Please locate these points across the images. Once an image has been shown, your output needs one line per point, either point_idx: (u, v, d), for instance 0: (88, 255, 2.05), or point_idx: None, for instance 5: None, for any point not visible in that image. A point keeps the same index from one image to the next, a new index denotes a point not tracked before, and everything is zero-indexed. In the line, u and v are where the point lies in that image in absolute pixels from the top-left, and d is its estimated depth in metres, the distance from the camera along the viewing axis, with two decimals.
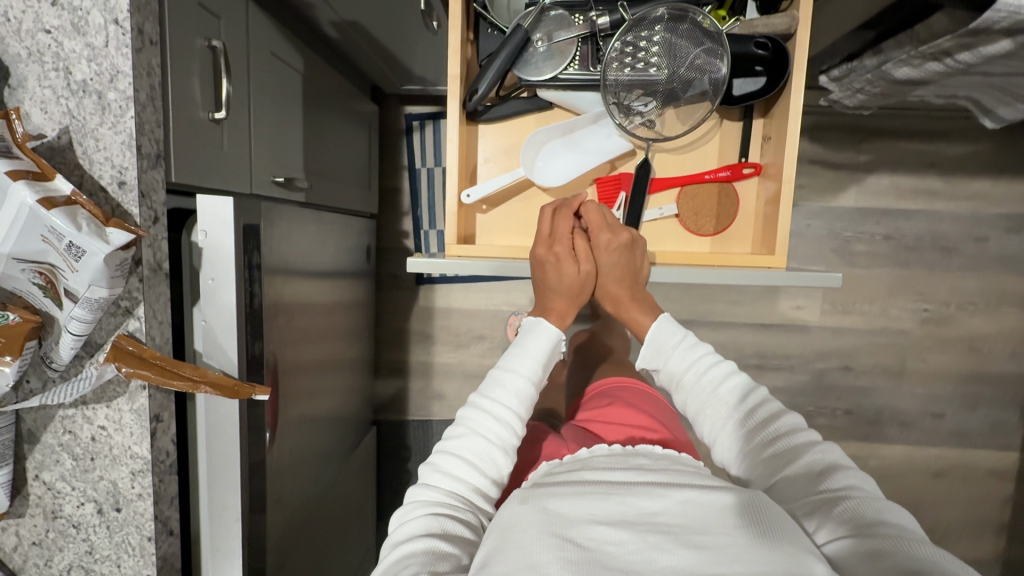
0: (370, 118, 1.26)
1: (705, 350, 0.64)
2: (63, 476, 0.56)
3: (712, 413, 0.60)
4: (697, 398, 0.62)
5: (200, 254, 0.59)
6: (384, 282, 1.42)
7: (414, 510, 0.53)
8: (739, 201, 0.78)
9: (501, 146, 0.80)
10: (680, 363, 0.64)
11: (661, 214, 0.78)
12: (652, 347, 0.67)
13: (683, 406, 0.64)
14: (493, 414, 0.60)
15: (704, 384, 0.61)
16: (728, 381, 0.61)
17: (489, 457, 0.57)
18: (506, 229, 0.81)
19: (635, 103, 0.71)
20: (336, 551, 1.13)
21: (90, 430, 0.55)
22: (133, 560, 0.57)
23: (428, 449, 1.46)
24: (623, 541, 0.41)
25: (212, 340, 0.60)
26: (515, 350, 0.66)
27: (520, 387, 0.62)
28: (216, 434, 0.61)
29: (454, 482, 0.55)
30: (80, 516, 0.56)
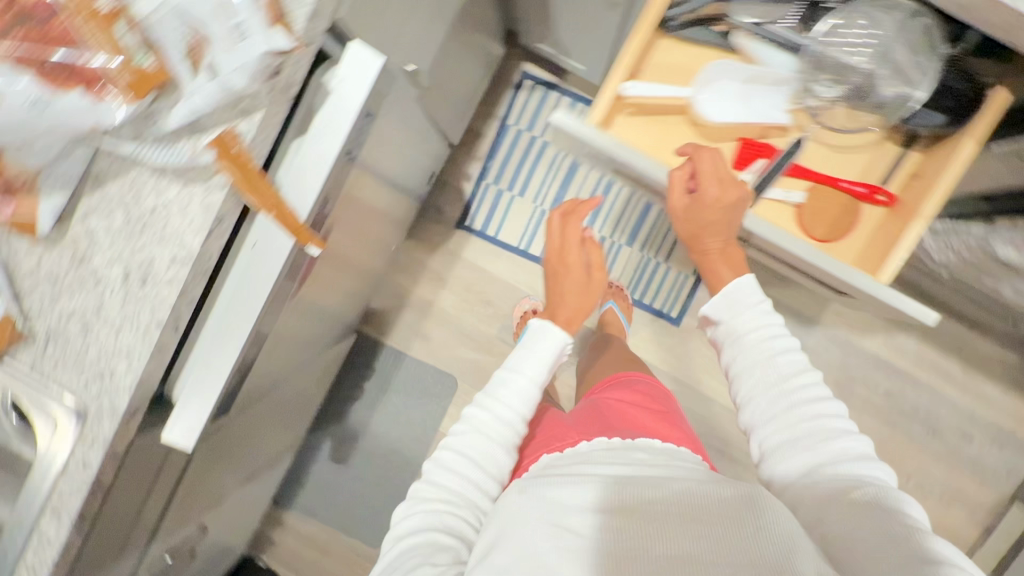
0: (492, 58, 1.26)
1: (745, 341, 0.81)
2: (107, 229, 0.56)
3: (759, 376, 0.78)
4: (752, 359, 0.79)
5: (327, 96, 0.59)
6: (427, 211, 1.43)
7: (418, 501, 0.69)
8: (714, 213, 0.83)
9: (677, 66, 0.88)
10: (743, 325, 0.82)
11: (788, 196, 0.90)
12: (722, 303, 0.84)
13: (734, 361, 0.81)
14: (497, 419, 0.74)
15: (761, 374, 0.78)
16: (787, 355, 0.79)
17: (489, 457, 0.72)
18: (646, 137, 0.90)
19: (817, 86, 0.83)
20: (274, 429, 1.14)
21: (154, 201, 0.55)
22: (131, 337, 0.57)
23: (392, 378, 1.49)
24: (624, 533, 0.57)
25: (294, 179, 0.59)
26: (526, 350, 0.79)
27: (525, 393, 0.76)
28: (254, 266, 0.61)
29: (451, 481, 0.70)
30: (105, 274, 0.57)
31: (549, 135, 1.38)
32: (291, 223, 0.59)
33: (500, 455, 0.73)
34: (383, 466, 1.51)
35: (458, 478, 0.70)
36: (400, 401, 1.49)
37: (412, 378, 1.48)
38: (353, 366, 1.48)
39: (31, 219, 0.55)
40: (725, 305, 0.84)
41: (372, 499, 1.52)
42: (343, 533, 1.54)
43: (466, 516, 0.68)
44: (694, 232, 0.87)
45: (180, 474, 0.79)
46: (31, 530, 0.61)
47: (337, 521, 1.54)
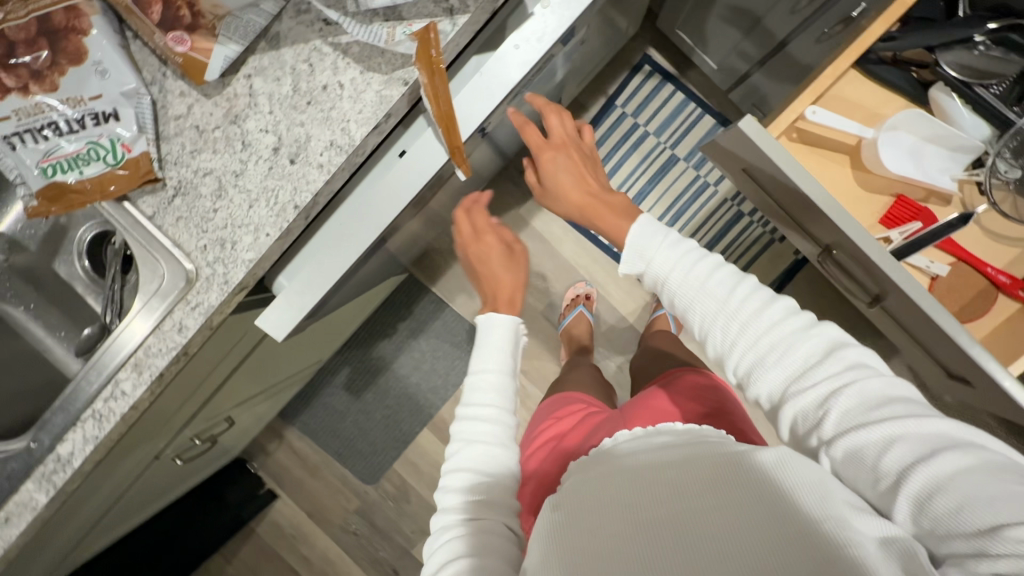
0: (624, 33, 1.21)
1: (670, 283, 0.55)
2: (270, 95, 0.53)
3: (724, 323, 0.52)
4: (694, 298, 0.54)
5: (526, 18, 0.55)
6: (507, 170, 1.39)
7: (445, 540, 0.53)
8: (570, 179, 0.65)
9: (857, 97, 0.75)
10: (668, 261, 0.55)
11: (928, 265, 0.76)
12: (643, 272, 0.57)
13: (685, 307, 0.54)
14: (479, 419, 0.63)
15: (704, 309, 0.53)
16: (717, 269, 0.54)
17: (493, 462, 0.59)
18: (808, 169, 0.76)
19: (1009, 167, 0.71)
20: (314, 343, 1.13)
21: (328, 78, 0.52)
22: (264, 212, 0.55)
23: (427, 324, 1.47)
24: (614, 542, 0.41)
25: (470, 93, 0.56)
26: (486, 355, 0.68)
27: (501, 395, 0.65)
28: (398, 173, 0.57)
29: (464, 504, 0.56)
30: (254, 140, 0.54)
31: (652, 127, 1.33)
32: (455, 143, 0.55)
33: (502, 470, 0.59)
34: (394, 408, 1.51)
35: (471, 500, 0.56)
36: (428, 349, 1.48)
37: (445, 330, 1.47)
38: (392, 302, 1.46)
39: (202, 63, 0.50)
40: (670, 304, 0.57)
41: (375, 436, 1.52)
42: (338, 460, 1.54)
43: (506, 538, 0.53)
44: (582, 202, 0.64)
45: (240, 362, 0.77)
46: (109, 378, 0.59)
47: (334, 448, 1.54)
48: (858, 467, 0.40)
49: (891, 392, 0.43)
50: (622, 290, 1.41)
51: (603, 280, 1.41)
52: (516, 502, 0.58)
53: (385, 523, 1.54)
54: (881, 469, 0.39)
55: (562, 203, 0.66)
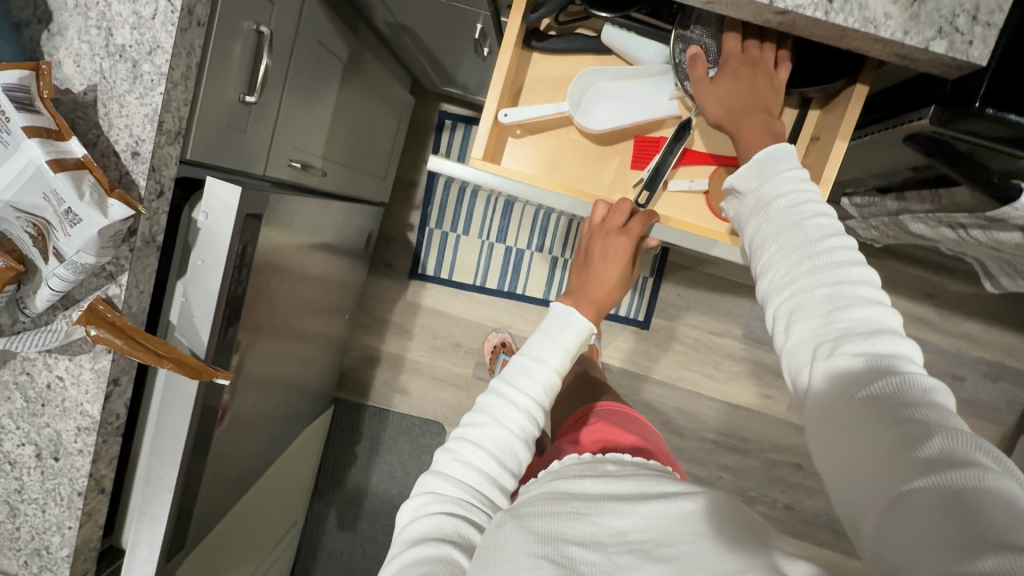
0: (404, 108, 1.25)
1: (772, 209, 0.53)
2: (10, 413, 0.57)
3: (781, 241, 0.51)
4: (775, 225, 0.52)
5: (197, 233, 0.59)
6: (378, 268, 1.43)
7: (431, 500, 0.56)
8: (740, 88, 0.61)
9: (551, 76, 0.75)
10: (773, 190, 0.53)
11: (690, 185, 0.74)
12: (753, 167, 0.56)
13: (753, 234, 0.54)
14: (516, 406, 0.62)
15: (784, 246, 0.50)
16: (817, 219, 0.50)
17: (506, 447, 0.60)
18: (538, 162, 0.77)
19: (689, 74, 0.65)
20: (266, 520, 1.15)
21: (47, 377, 0.56)
22: (58, 510, 0.58)
23: (380, 436, 1.48)
24: (596, 560, 0.45)
25: (187, 318, 0.60)
26: (539, 335, 0.67)
27: (539, 385, 0.64)
28: (168, 409, 0.61)
29: (463, 477, 0.58)
30: (17, 455, 0.57)
31: None
32: (194, 368, 0.57)
33: (505, 453, 0.60)
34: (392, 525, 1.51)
35: (473, 471, 0.58)
36: (394, 458, 1.49)
37: (400, 433, 1.48)
38: (339, 432, 1.48)
39: None
40: (759, 172, 0.55)
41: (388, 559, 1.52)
42: None
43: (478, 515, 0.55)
44: (735, 111, 0.61)
45: None
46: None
47: None
48: (882, 402, 0.39)
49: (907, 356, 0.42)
50: (533, 320, 1.42)
51: (512, 320, 1.42)
52: (505, 480, 0.60)
53: None
54: (920, 440, 0.36)
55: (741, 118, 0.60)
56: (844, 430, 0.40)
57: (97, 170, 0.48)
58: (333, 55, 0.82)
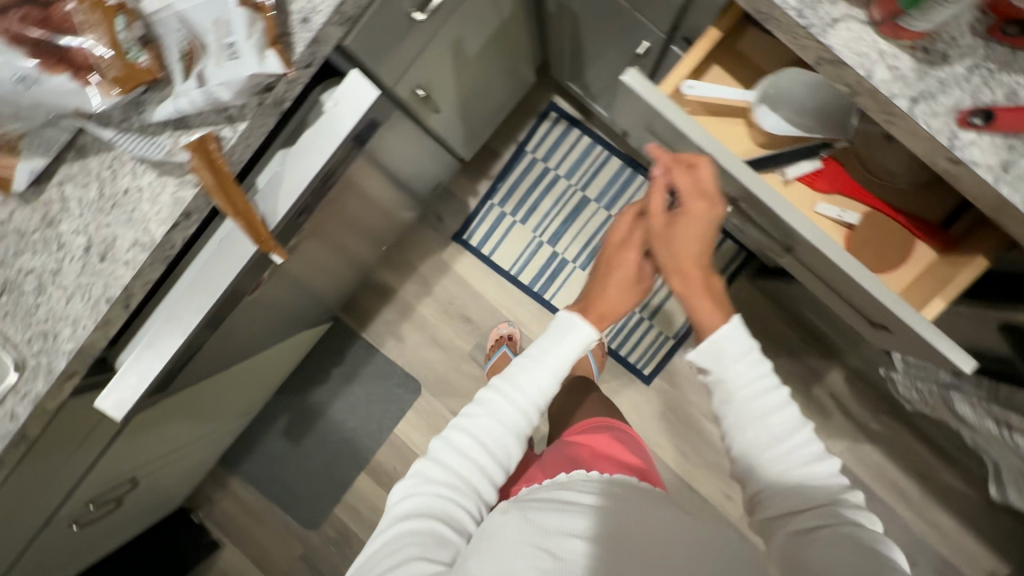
0: (522, 85, 1.26)
1: (741, 403, 0.60)
2: (79, 199, 0.57)
3: (753, 432, 0.59)
4: (747, 414, 0.60)
5: (318, 115, 0.60)
6: (428, 217, 1.44)
7: (421, 485, 0.62)
8: (688, 247, 0.66)
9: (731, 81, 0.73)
10: (735, 378, 0.60)
11: (840, 217, 0.72)
12: (710, 347, 0.61)
13: (721, 415, 0.62)
14: (522, 398, 0.64)
15: (754, 439, 0.59)
16: (782, 410, 0.60)
17: (498, 439, 0.63)
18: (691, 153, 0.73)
19: None
20: (230, 398, 1.17)
21: (129, 182, 0.56)
22: (80, 305, 0.58)
23: (361, 369, 1.50)
24: (590, 554, 0.54)
25: (274, 187, 0.60)
26: (553, 328, 0.66)
27: (544, 379, 0.64)
28: (218, 261, 0.62)
29: (454, 464, 0.62)
30: (67, 240, 0.58)
31: (563, 170, 1.38)
32: (258, 233, 0.58)
33: (496, 452, 0.63)
34: (333, 453, 1.53)
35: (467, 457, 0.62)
36: (363, 395, 1.51)
37: (378, 374, 1.50)
38: (324, 348, 1.50)
39: (7, 177, 0.55)
40: (717, 356, 0.61)
41: (315, 482, 1.54)
42: (282, 508, 1.56)
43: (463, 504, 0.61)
44: (675, 271, 0.66)
45: (123, 430, 0.82)
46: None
47: (276, 493, 1.57)
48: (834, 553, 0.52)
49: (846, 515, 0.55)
50: None
51: (528, 320, 1.43)
52: (493, 471, 0.63)
53: (328, 568, 1.56)
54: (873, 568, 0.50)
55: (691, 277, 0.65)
56: (813, 564, 0.52)
57: (270, 20, 0.50)
58: (497, 9, 0.82)
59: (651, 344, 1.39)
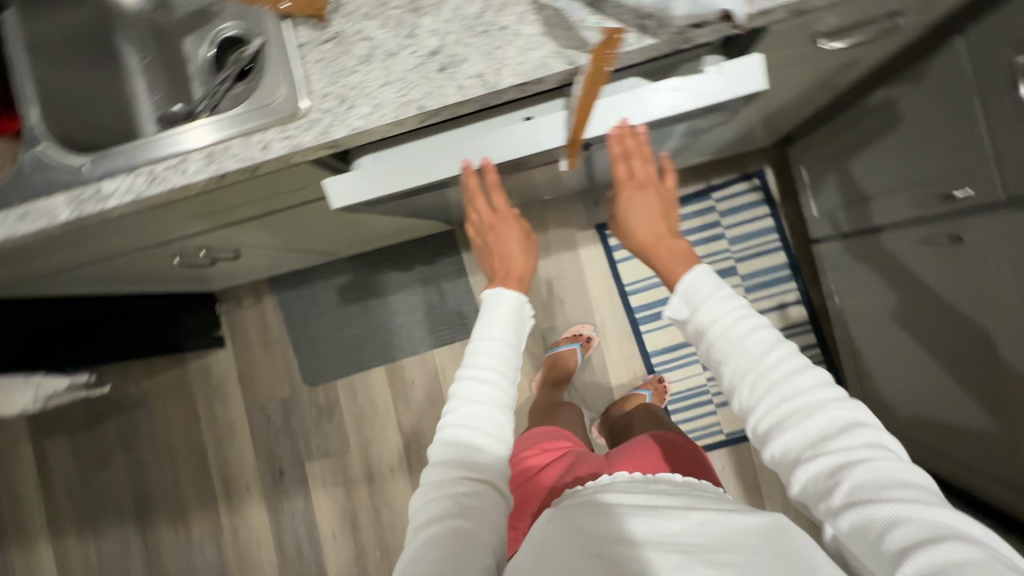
0: (754, 141, 1.25)
1: (714, 335, 0.64)
2: (456, 7, 0.57)
3: (741, 367, 0.61)
4: (739, 355, 0.62)
5: (697, 75, 0.59)
6: (586, 195, 1.43)
7: (439, 453, 0.70)
8: (645, 224, 0.73)
9: None
10: (709, 313, 0.65)
11: None
12: (682, 299, 0.68)
13: (720, 362, 0.64)
14: (484, 386, 0.74)
15: (738, 364, 0.62)
16: (758, 333, 0.63)
17: (487, 397, 0.73)
18: None
19: None
20: (344, 235, 1.18)
21: (511, 22, 0.56)
22: (391, 94, 0.58)
23: (440, 281, 1.51)
24: (649, 555, 0.51)
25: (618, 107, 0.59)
26: (485, 317, 0.79)
27: (488, 348, 0.76)
28: (517, 132, 0.60)
29: (459, 428, 0.71)
30: (420, 34, 0.58)
31: (730, 233, 1.36)
32: (575, 140, 0.59)
33: (480, 434, 0.71)
34: (369, 334, 1.54)
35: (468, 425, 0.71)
36: (428, 303, 1.51)
37: (452, 295, 1.50)
38: (422, 244, 1.50)
39: None
40: (686, 301, 0.67)
41: (337, 348, 1.56)
42: (295, 349, 1.58)
43: (471, 458, 0.68)
44: (646, 244, 0.73)
45: (285, 207, 0.83)
46: (179, 153, 0.62)
47: (297, 334, 1.58)
48: (868, 537, 0.47)
49: (905, 476, 0.50)
50: (621, 355, 1.43)
51: (610, 336, 1.43)
52: (491, 428, 0.72)
53: (299, 424, 1.58)
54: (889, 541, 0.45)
55: (661, 253, 0.72)
56: (850, 517, 0.49)
57: None
58: (840, 73, 0.80)
59: (701, 427, 1.39)
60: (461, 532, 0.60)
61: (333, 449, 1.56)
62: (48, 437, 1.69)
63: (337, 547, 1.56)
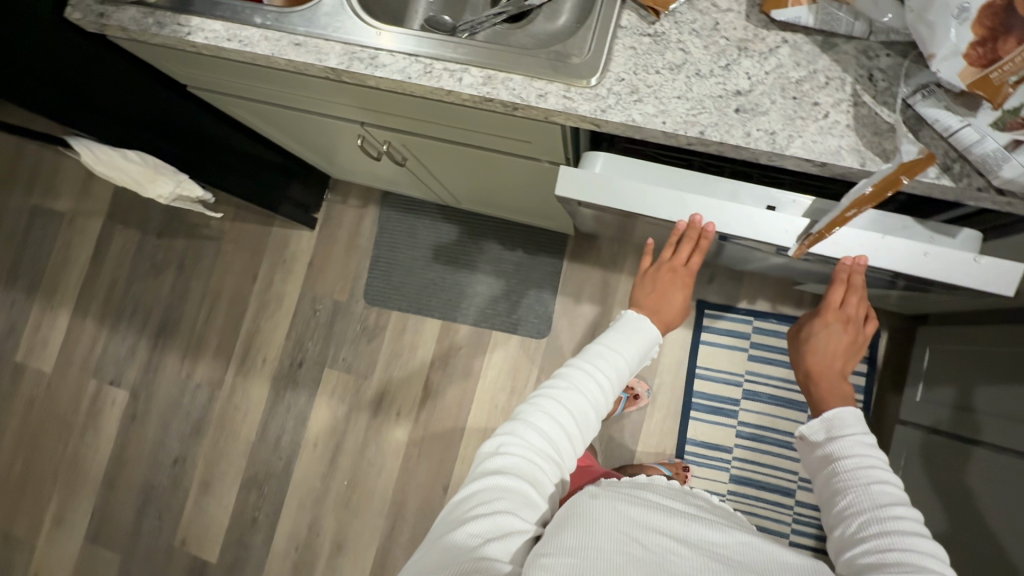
0: (889, 304, 1.24)
1: (840, 468, 0.65)
2: (780, 65, 0.59)
3: (856, 503, 0.61)
4: (857, 492, 0.62)
5: (957, 244, 0.60)
6: (702, 270, 1.44)
7: (531, 414, 0.70)
8: (826, 356, 0.74)
9: None
10: (845, 447, 0.66)
11: None
12: (824, 426, 0.70)
13: (834, 494, 0.64)
14: (594, 385, 0.74)
15: (855, 501, 0.61)
16: (888, 486, 0.61)
17: (592, 396, 0.74)
18: None
19: None
20: (488, 192, 1.21)
21: (826, 104, 0.57)
22: (681, 108, 0.60)
23: (531, 274, 1.51)
24: (685, 555, 0.52)
25: (867, 238, 0.61)
26: (622, 337, 0.80)
27: (616, 367, 0.77)
28: (756, 217, 0.64)
29: (557, 405, 0.71)
30: (735, 71, 0.59)
31: None
32: (822, 235, 0.61)
33: (576, 436, 0.71)
34: (443, 286, 1.56)
35: (567, 407, 0.71)
36: (510, 287, 1.52)
37: (535, 292, 1.51)
38: (533, 234, 1.52)
39: None
40: (827, 430, 0.69)
41: (407, 282, 1.57)
42: (370, 264, 1.60)
43: (558, 439, 0.69)
44: (815, 372, 0.75)
45: (488, 148, 0.86)
46: (462, 63, 0.65)
47: (379, 252, 1.60)
48: None
49: None
50: (659, 427, 1.42)
51: (658, 405, 1.43)
52: (583, 423, 0.72)
53: (337, 331, 1.59)
54: None
55: (821, 384, 0.74)
56: None
57: None
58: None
59: None
60: (528, 500, 0.61)
61: (356, 368, 1.57)
62: (123, 225, 1.76)
63: (312, 458, 1.54)
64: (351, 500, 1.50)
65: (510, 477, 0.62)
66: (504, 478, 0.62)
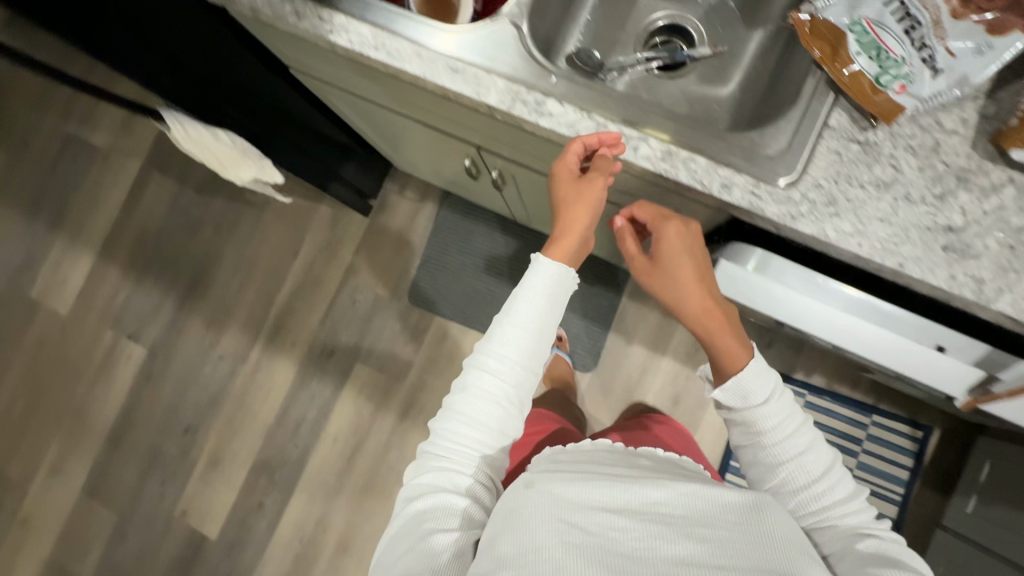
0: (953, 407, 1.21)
1: (764, 442, 0.62)
2: (1001, 207, 0.53)
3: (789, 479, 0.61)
4: (781, 462, 0.62)
5: None
6: (763, 333, 1.39)
7: (436, 458, 0.61)
8: (685, 268, 0.64)
9: None
10: (766, 417, 0.62)
11: None
12: (735, 389, 0.62)
13: (760, 471, 0.64)
14: (490, 381, 0.61)
15: (784, 480, 0.62)
16: (805, 444, 0.62)
17: (494, 399, 0.61)
18: None
19: None
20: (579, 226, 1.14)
21: None
22: (882, 232, 0.54)
23: (585, 305, 1.45)
24: (625, 527, 0.50)
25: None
26: (523, 297, 0.61)
27: (523, 335, 0.61)
28: (925, 358, 0.59)
29: (456, 432, 0.61)
30: (948, 203, 0.54)
31: (862, 457, 1.33)
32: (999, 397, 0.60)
33: (496, 429, 0.61)
34: (491, 298, 1.50)
35: (474, 430, 0.60)
36: (561, 313, 1.46)
37: (586, 323, 1.45)
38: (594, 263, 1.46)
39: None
40: (743, 397, 0.62)
41: (454, 288, 1.51)
42: (418, 262, 1.53)
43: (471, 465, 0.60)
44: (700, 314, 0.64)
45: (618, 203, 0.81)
46: (640, 131, 0.59)
47: (429, 251, 1.53)
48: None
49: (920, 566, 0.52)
50: None
51: None
52: (493, 428, 0.61)
53: (374, 325, 1.53)
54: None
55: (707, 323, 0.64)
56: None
57: None
58: None
59: None
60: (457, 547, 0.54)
61: (387, 367, 1.51)
62: (162, 174, 1.66)
63: (330, 451, 1.50)
64: (365, 500, 1.46)
65: (428, 538, 0.55)
66: (421, 544, 0.55)
